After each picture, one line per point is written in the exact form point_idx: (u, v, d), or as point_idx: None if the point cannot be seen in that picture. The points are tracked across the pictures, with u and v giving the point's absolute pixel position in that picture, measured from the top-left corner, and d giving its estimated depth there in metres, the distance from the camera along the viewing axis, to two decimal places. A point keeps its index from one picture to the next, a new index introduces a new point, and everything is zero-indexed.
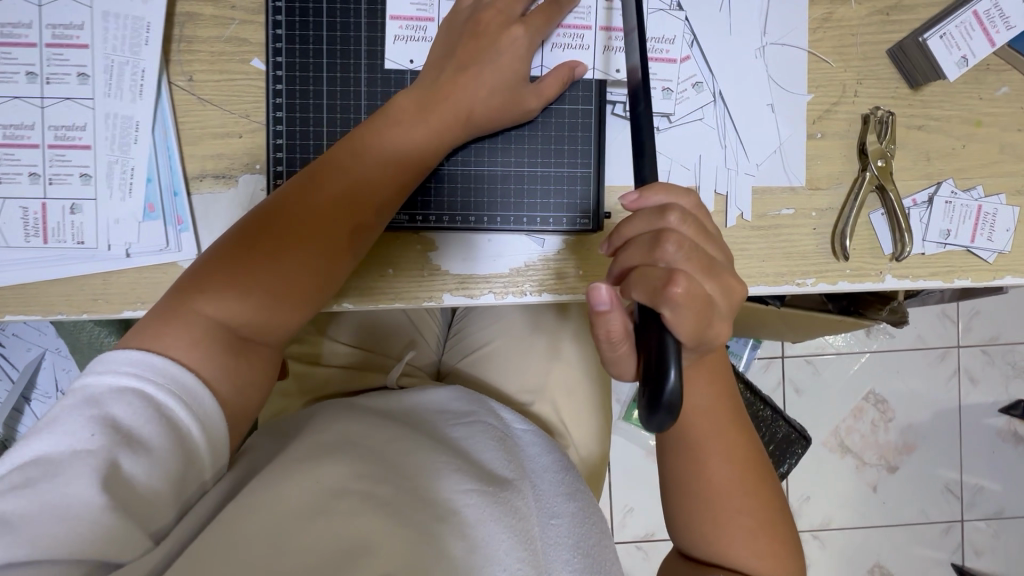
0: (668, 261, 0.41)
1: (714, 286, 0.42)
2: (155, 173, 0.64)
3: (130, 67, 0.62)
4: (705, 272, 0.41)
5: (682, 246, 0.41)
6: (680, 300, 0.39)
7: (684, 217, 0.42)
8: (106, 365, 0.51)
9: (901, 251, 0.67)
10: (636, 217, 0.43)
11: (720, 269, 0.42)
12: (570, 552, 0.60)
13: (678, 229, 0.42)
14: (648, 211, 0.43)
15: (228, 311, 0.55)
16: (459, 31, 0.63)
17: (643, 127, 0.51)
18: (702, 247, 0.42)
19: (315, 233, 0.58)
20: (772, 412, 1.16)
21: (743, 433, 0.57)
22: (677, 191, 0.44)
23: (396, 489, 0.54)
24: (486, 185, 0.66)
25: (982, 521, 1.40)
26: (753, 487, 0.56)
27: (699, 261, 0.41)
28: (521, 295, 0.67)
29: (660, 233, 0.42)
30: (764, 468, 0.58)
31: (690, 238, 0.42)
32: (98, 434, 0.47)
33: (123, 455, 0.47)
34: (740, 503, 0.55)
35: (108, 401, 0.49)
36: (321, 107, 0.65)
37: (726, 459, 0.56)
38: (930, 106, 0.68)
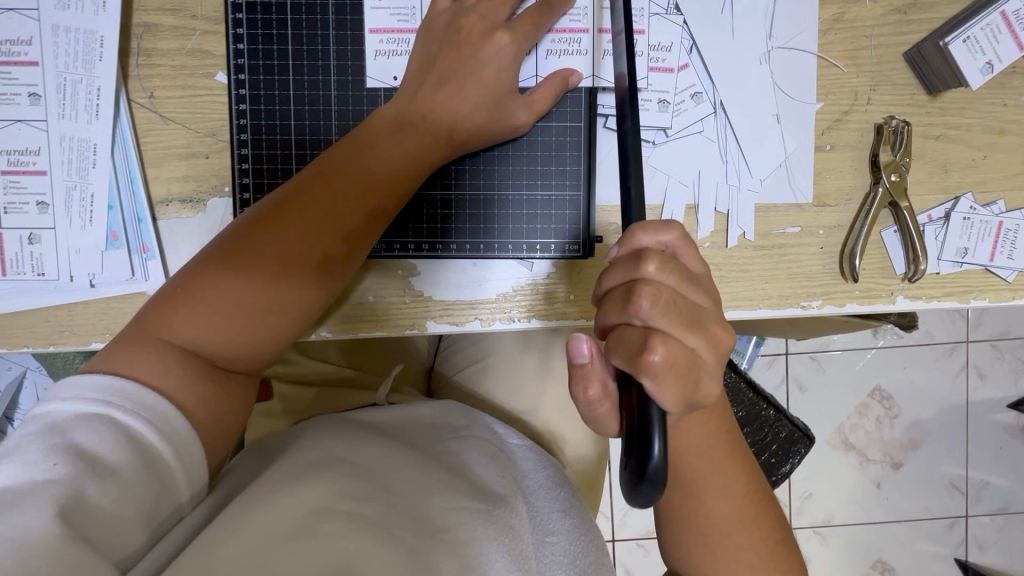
0: (643, 319, 0.36)
1: (698, 341, 0.36)
2: (116, 199, 0.60)
3: (85, 85, 0.58)
4: (687, 329, 0.36)
5: (656, 302, 0.36)
6: (657, 368, 0.34)
7: (662, 266, 0.37)
8: (68, 389, 0.44)
9: (915, 272, 0.62)
10: (609, 268, 0.39)
11: (702, 320, 0.37)
12: (565, 571, 0.55)
13: (654, 280, 0.37)
14: (623, 259, 0.38)
15: (207, 337, 0.49)
16: (440, 40, 0.58)
17: (629, 153, 0.45)
18: (684, 298, 0.37)
19: (299, 247, 0.51)
20: (777, 413, 0.96)
21: (742, 457, 0.52)
22: (657, 230, 0.39)
23: (385, 508, 0.49)
24: (467, 210, 0.62)
25: (987, 517, 1.24)
26: (755, 519, 0.50)
27: (680, 316, 0.36)
28: (509, 322, 0.63)
29: (633, 287, 0.37)
30: (765, 493, 0.52)
31: (671, 288, 0.37)
32: (60, 463, 0.40)
33: (90, 485, 0.40)
34: (741, 539, 0.50)
35: (72, 427, 0.42)
36: (288, 129, 0.61)
37: (725, 492, 0.50)
38: (949, 113, 0.63)
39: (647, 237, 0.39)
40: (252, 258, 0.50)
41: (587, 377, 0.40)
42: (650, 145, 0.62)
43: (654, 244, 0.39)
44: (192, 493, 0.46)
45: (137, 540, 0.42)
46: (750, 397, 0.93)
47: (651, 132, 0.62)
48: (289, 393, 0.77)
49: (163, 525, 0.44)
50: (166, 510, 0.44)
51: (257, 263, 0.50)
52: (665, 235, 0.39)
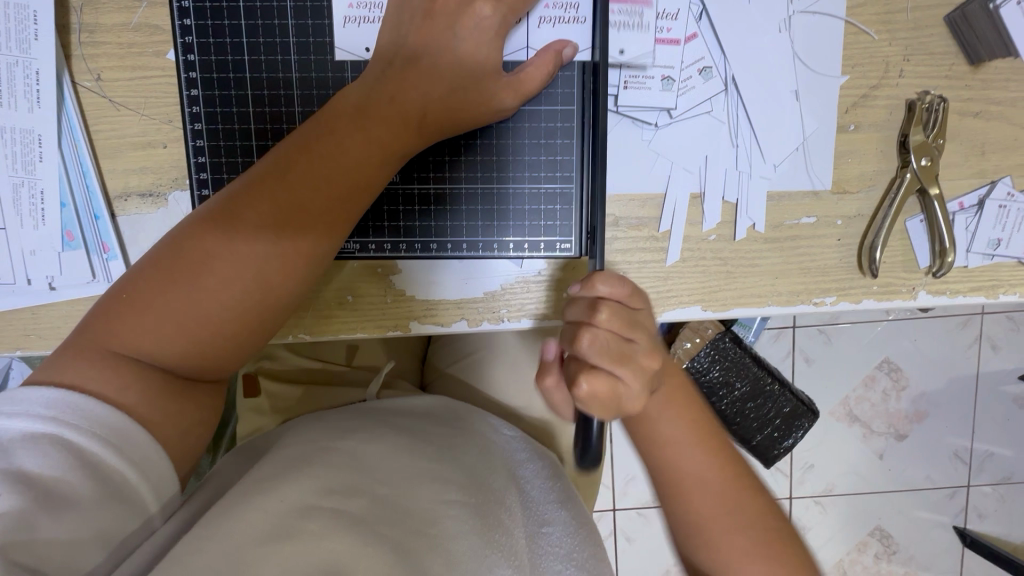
0: (580, 360, 0.39)
1: (628, 377, 0.39)
2: (69, 195, 0.55)
3: (22, 68, 0.53)
4: (620, 366, 0.38)
5: (593, 344, 0.39)
6: (579, 405, 0.38)
7: (611, 314, 0.39)
8: (15, 403, 0.40)
9: (939, 267, 0.57)
10: (568, 310, 0.41)
11: (638, 360, 0.39)
12: (564, 562, 0.51)
13: (599, 325, 0.39)
14: (578, 306, 0.41)
15: (167, 347, 0.45)
16: (414, 8, 0.52)
17: (600, 163, 0.43)
18: (622, 340, 0.39)
19: (259, 244, 0.47)
20: (785, 387, 0.89)
21: (742, 471, 0.47)
22: (613, 278, 0.41)
23: (371, 502, 0.45)
24: (448, 206, 0.57)
25: (989, 487, 1.21)
26: (761, 542, 0.45)
27: (614, 356, 0.38)
28: (497, 322, 0.59)
29: (579, 328, 0.40)
30: (777, 516, 0.47)
31: (615, 331, 0.39)
32: (7, 492, 0.36)
33: (40, 517, 0.37)
34: (747, 564, 0.45)
35: (21, 450, 0.38)
36: (247, 117, 0.55)
37: (722, 512, 0.46)
38: (992, 86, 0.56)
39: (604, 287, 0.40)
40: (209, 263, 0.46)
41: (551, 369, 0.45)
42: (652, 128, 0.56)
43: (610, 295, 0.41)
44: (162, 504, 0.43)
45: (97, 563, 0.39)
46: (752, 372, 0.86)
47: (653, 113, 0.55)
48: (276, 390, 0.73)
49: (129, 543, 0.41)
50: (135, 525, 0.41)
51: (215, 268, 0.46)
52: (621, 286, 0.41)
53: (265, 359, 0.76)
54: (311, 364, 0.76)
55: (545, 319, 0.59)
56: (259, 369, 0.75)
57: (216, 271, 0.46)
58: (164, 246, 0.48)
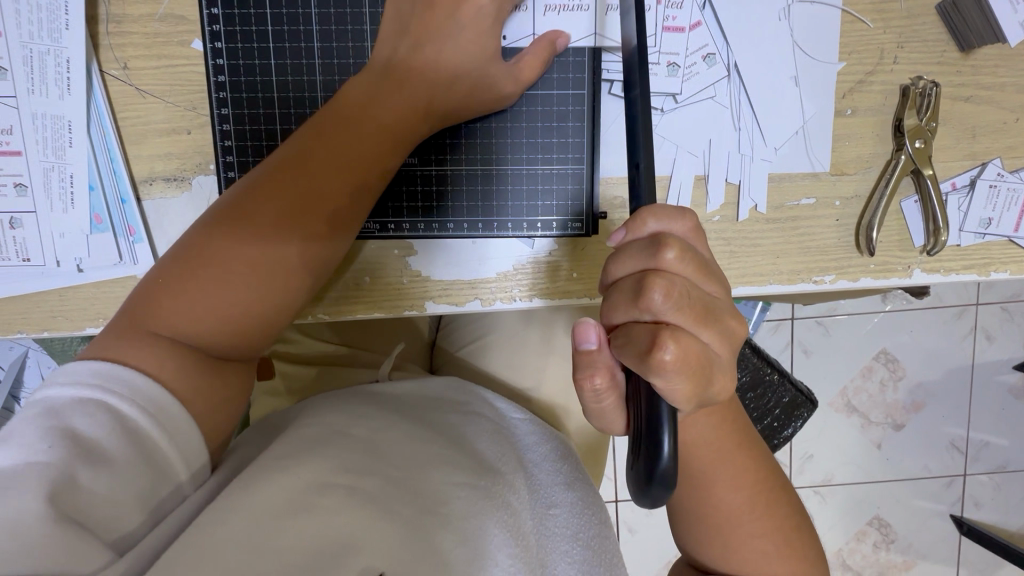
0: (655, 314, 0.36)
1: (710, 335, 0.37)
2: (97, 179, 0.57)
3: (53, 57, 0.55)
4: (700, 322, 0.37)
5: (670, 295, 0.36)
6: (670, 365, 0.35)
7: (680, 256, 0.38)
8: (67, 373, 0.43)
9: (933, 245, 0.59)
10: (625, 256, 0.39)
11: (719, 315, 0.38)
12: (569, 544, 0.54)
13: (669, 270, 0.37)
14: (639, 248, 0.39)
15: (199, 328, 0.47)
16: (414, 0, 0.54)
17: (635, 113, 0.43)
18: (696, 289, 0.38)
19: (290, 228, 0.49)
20: (783, 376, 0.92)
21: (749, 442, 0.50)
22: (669, 218, 0.40)
23: (385, 481, 0.47)
24: (463, 186, 0.60)
25: (985, 476, 1.24)
26: (765, 507, 0.49)
27: (693, 310, 0.37)
28: (510, 301, 0.61)
29: (648, 278, 0.37)
30: (776, 480, 0.51)
31: (689, 279, 0.38)
32: (54, 447, 0.38)
33: (85, 476, 0.38)
34: (753, 528, 0.49)
35: (69, 411, 0.40)
36: (271, 102, 0.58)
37: (734, 484, 0.48)
38: (982, 72, 0.58)
39: (660, 224, 0.40)
40: (236, 247, 0.48)
41: (595, 365, 0.40)
42: (658, 112, 0.58)
43: (667, 230, 0.40)
44: (192, 472, 0.44)
45: (132, 527, 0.40)
46: (752, 363, 0.89)
47: (659, 98, 0.58)
48: (293, 372, 0.76)
49: (163, 508, 0.42)
50: (166, 491, 0.42)
51: (242, 251, 0.48)
52: (677, 223, 0.40)
53: (281, 343, 0.78)
54: (326, 349, 0.79)
55: (556, 297, 0.61)
56: (275, 353, 0.77)
57: (249, 254, 0.48)
58: (194, 232, 0.50)
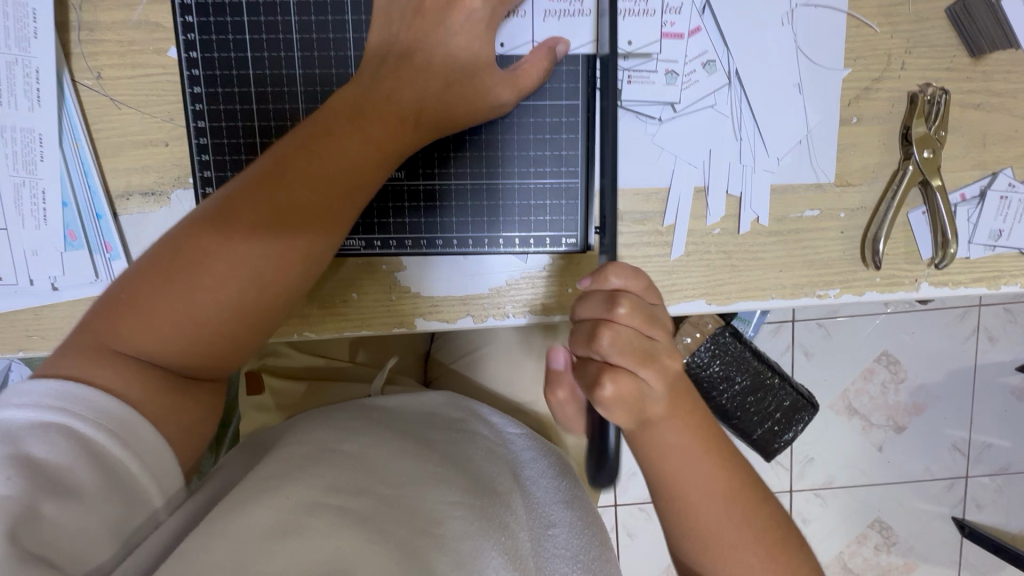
0: (602, 357, 0.39)
1: (650, 375, 0.39)
2: (71, 194, 0.55)
3: (22, 66, 0.52)
4: (643, 365, 0.39)
5: (615, 342, 0.39)
6: (605, 401, 0.39)
7: (631, 309, 0.40)
8: (25, 395, 0.40)
9: (941, 258, 0.57)
10: (585, 301, 0.42)
11: (659, 357, 0.40)
12: (568, 565, 0.51)
13: (619, 322, 0.39)
14: (595, 298, 0.41)
15: (166, 346, 0.45)
16: (404, 6, 0.52)
17: (606, 147, 0.45)
18: (642, 337, 0.40)
19: (258, 243, 0.46)
20: (785, 381, 0.90)
21: (723, 446, 0.47)
22: (629, 274, 0.42)
23: (376, 502, 0.45)
24: (452, 202, 0.57)
25: (987, 478, 1.22)
26: (744, 515, 0.46)
27: (635, 354, 0.39)
28: (503, 317, 0.59)
29: (598, 325, 0.40)
30: (756, 484, 0.48)
31: (637, 328, 0.40)
32: (13, 477, 0.36)
33: (49, 507, 0.36)
34: (734, 538, 0.46)
35: (29, 437, 0.38)
36: (250, 114, 0.55)
37: (707, 491, 0.46)
38: (993, 78, 0.56)
39: (621, 279, 0.42)
40: (206, 261, 0.45)
41: (560, 381, 0.47)
42: (656, 122, 0.56)
43: (626, 287, 0.42)
44: (166, 498, 0.43)
45: (106, 557, 0.39)
46: (751, 366, 0.86)
47: (657, 107, 0.56)
48: (282, 387, 0.73)
49: (136, 535, 0.41)
50: (138, 518, 0.41)
51: (211, 266, 0.45)
52: (635, 280, 0.42)
53: (269, 356, 0.76)
54: (316, 362, 0.76)
55: (550, 314, 0.59)
56: (263, 367, 0.75)
57: (216, 269, 0.45)
58: (164, 243, 0.48)
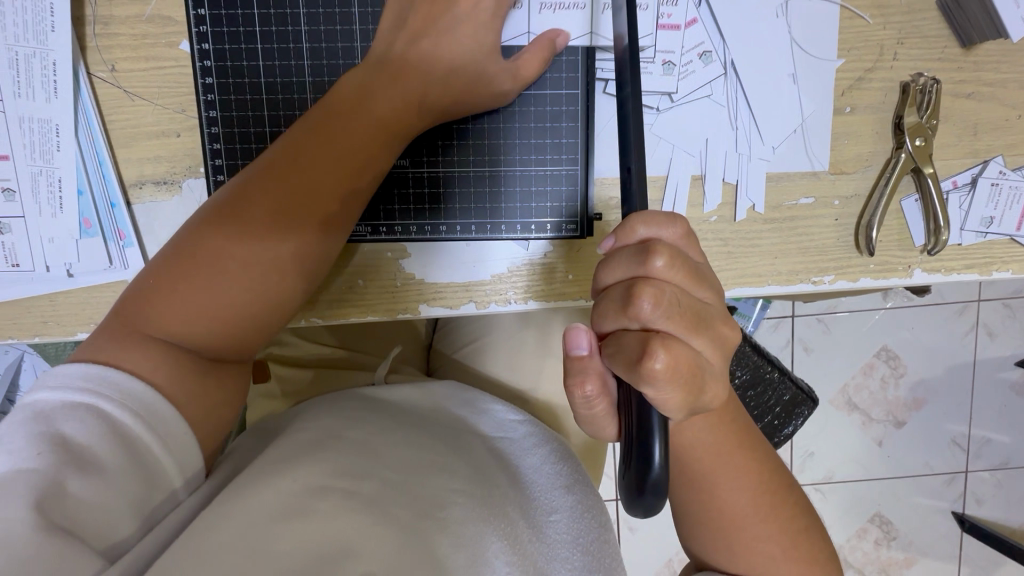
0: (645, 322, 0.36)
1: (703, 342, 0.37)
2: (86, 183, 0.57)
3: (40, 59, 0.54)
4: (691, 328, 0.36)
5: (659, 302, 0.36)
6: (661, 375, 0.34)
7: (669, 263, 0.37)
8: (57, 378, 0.42)
9: (933, 245, 0.58)
10: (613, 264, 0.39)
11: (709, 321, 0.38)
12: (569, 550, 0.52)
13: (660, 277, 0.37)
14: (627, 255, 0.38)
15: (192, 328, 0.46)
16: None
17: (628, 107, 0.42)
18: (687, 296, 0.37)
19: (279, 226, 0.48)
20: (784, 375, 0.91)
21: (749, 443, 0.49)
22: (661, 223, 0.39)
23: (383, 484, 0.46)
24: (456, 189, 0.59)
25: (986, 472, 1.23)
26: (770, 508, 0.48)
27: (683, 316, 0.36)
28: (505, 303, 0.60)
29: (637, 286, 0.37)
30: (782, 482, 0.50)
31: (680, 286, 0.37)
32: (43, 453, 0.38)
33: (75, 480, 0.38)
34: (758, 530, 0.48)
35: (59, 416, 0.40)
36: (259, 104, 0.57)
37: (736, 484, 0.48)
38: (983, 69, 0.58)
39: (650, 230, 0.39)
40: (227, 247, 0.47)
41: (586, 372, 0.40)
42: (653, 111, 0.57)
43: (657, 236, 0.39)
44: (186, 478, 0.44)
45: (128, 532, 0.39)
46: (753, 361, 0.88)
47: (655, 96, 0.57)
48: (288, 374, 0.75)
49: (157, 514, 0.42)
50: (159, 497, 0.42)
51: (232, 252, 0.47)
52: (668, 229, 0.39)
53: (276, 345, 0.78)
54: (322, 350, 0.78)
55: (550, 300, 0.60)
56: (270, 356, 0.76)
57: (239, 254, 0.47)
58: (185, 231, 0.49)
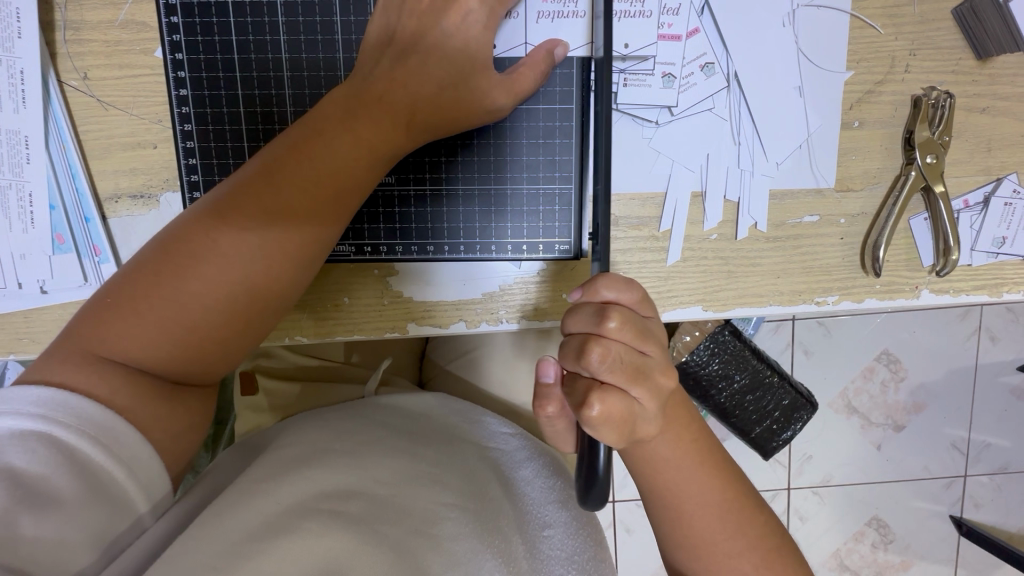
0: (591, 373, 0.38)
1: (641, 392, 0.38)
2: (58, 197, 0.54)
3: (6, 66, 0.51)
4: (634, 382, 0.38)
5: (605, 358, 0.37)
6: (595, 421, 0.37)
7: (622, 324, 0.38)
8: (5, 402, 0.40)
9: (943, 266, 0.56)
10: (575, 316, 0.40)
11: (651, 374, 0.39)
12: (564, 567, 0.49)
13: (610, 338, 0.38)
14: (587, 312, 0.39)
15: (155, 351, 0.44)
16: (402, 7, 0.50)
17: (602, 131, 0.42)
18: (635, 353, 0.38)
19: (247, 247, 0.45)
20: (783, 377, 0.88)
21: (724, 465, 0.48)
22: (621, 287, 0.40)
23: (370, 503, 0.45)
24: (444, 207, 0.57)
25: (986, 477, 1.22)
26: (748, 531, 0.46)
27: (625, 371, 0.38)
28: (496, 323, 0.58)
29: (587, 340, 0.38)
30: (751, 496, 0.48)
31: (628, 344, 0.38)
32: None
33: (28, 516, 0.36)
34: (743, 556, 0.46)
35: (7, 447, 0.38)
36: (237, 117, 0.54)
37: (721, 510, 0.46)
38: (999, 81, 0.55)
39: (613, 293, 0.40)
40: (194, 265, 0.45)
41: (548, 396, 0.43)
42: (652, 125, 0.55)
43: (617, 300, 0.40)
44: (152, 504, 0.42)
45: (89, 561, 0.38)
46: (751, 364, 0.85)
47: (654, 110, 0.54)
48: (275, 389, 0.73)
49: (121, 540, 0.40)
50: (123, 524, 0.40)
51: (200, 270, 0.45)
52: (627, 294, 0.41)
53: (264, 357, 0.76)
54: (310, 363, 0.76)
55: (543, 319, 0.58)
56: (256, 368, 0.74)
57: (204, 275, 0.45)
58: (152, 247, 0.47)
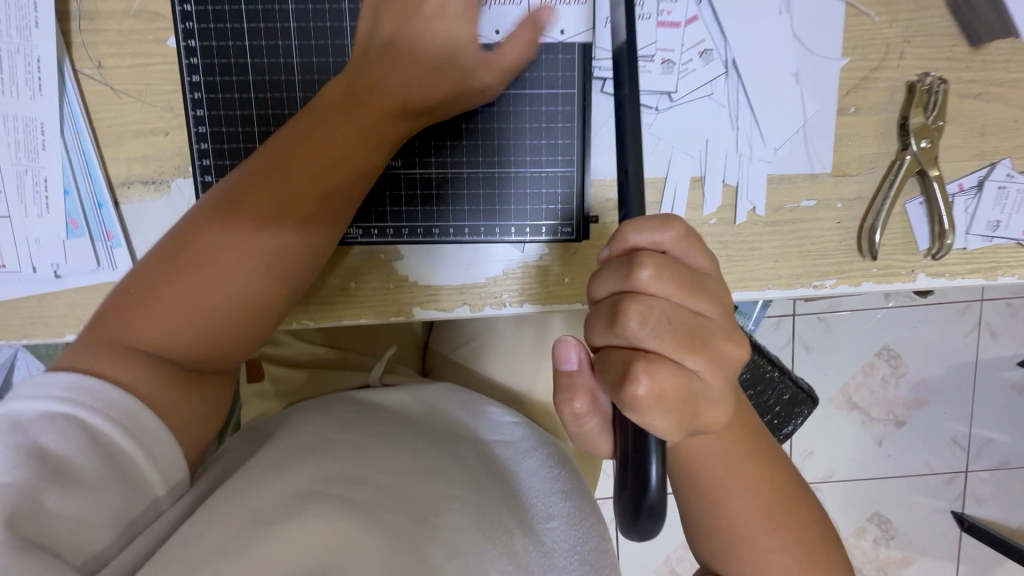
0: (632, 339, 0.35)
1: (698, 360, 0.35)
2: (72, 183, 0.56)
3: (23, 55, 0.53)
4: (687, 349, 0.35)
5: (647, 320, 0.35)
6: (645, 399, 0.34)
7: (656, 272, 0.35)
8: (36, 386, 0.41)
9: (938, 249, 0.57)
10: (602, 277, 0.37)
11: (709, 339, 0.35)
12: (567, 559, 0.50)
13: (646, 291, 0.35)
14: (615, 266, 0.37)
15: (175, 336, 0.45)
16: None
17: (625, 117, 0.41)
18: (679, 310, 0.35)
19: (264, 233, 0.47)
20: (784, 373, 0.88)
21: None
22: (654, 229, 0.37)
23: (375, 489, 0.45)
24: (449, 189, 0.58)
25: (987, 472, 1.22)
26: (779, 515, 0.43)
27: (674, 335, 0.35)
28: (500, 307, 0.59)
29: (621, 302, 0.36)
30: (783, 475, 0.44)
31: (669, 299, 0.36)
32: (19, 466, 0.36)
33: (52, 494, 0.36)
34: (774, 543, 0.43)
35: (37, 428, 0.39)
36: (247, 102, 0.56)
37: (748, 494, 0.43)
38: (993, 68, 0.56)
39: (643, 237, 0.37)
40: (214, 253, 0.46)
41: (576, 388, 0.42)
42: (652, 111, 0.56)
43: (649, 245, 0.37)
44: (169, 487, 0.43)
45: (108, 543, 0.38)
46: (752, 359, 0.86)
47: (654, 96, 0.56)
48: (282, 375, 0.74)
49: (138, 525, 0.41)
50: (141, 508, 0.41)
51: (219, 257, 0.46)
52: (662, 234, 0.37)
53: (271, 345, 0.77)
54: (316, 351, 0.77)
55: (546, 302, 0.59)
56: (263, 355, 0.76)
57: (224, 262, 0.46)
58: (168, 238, 0.48)
